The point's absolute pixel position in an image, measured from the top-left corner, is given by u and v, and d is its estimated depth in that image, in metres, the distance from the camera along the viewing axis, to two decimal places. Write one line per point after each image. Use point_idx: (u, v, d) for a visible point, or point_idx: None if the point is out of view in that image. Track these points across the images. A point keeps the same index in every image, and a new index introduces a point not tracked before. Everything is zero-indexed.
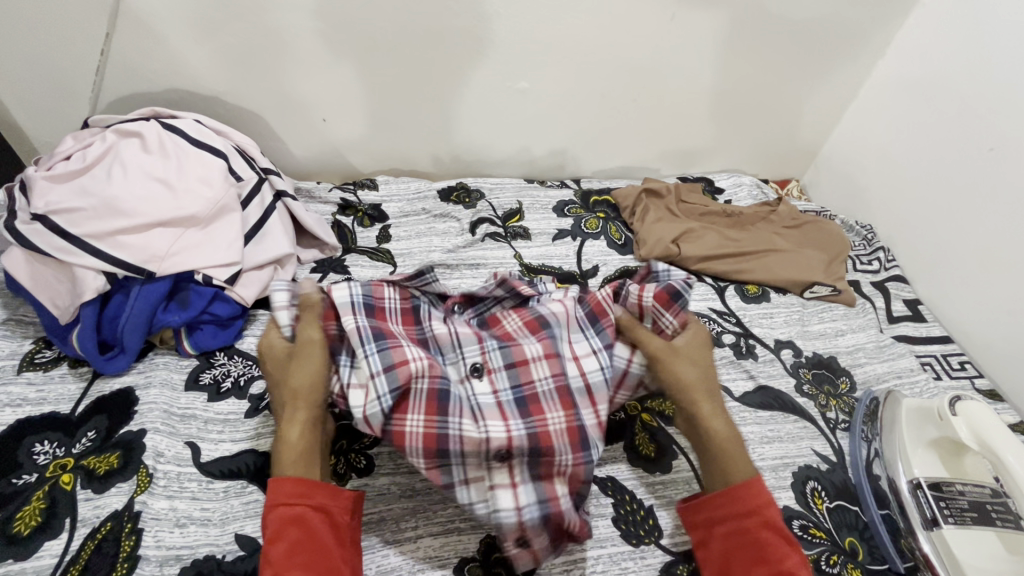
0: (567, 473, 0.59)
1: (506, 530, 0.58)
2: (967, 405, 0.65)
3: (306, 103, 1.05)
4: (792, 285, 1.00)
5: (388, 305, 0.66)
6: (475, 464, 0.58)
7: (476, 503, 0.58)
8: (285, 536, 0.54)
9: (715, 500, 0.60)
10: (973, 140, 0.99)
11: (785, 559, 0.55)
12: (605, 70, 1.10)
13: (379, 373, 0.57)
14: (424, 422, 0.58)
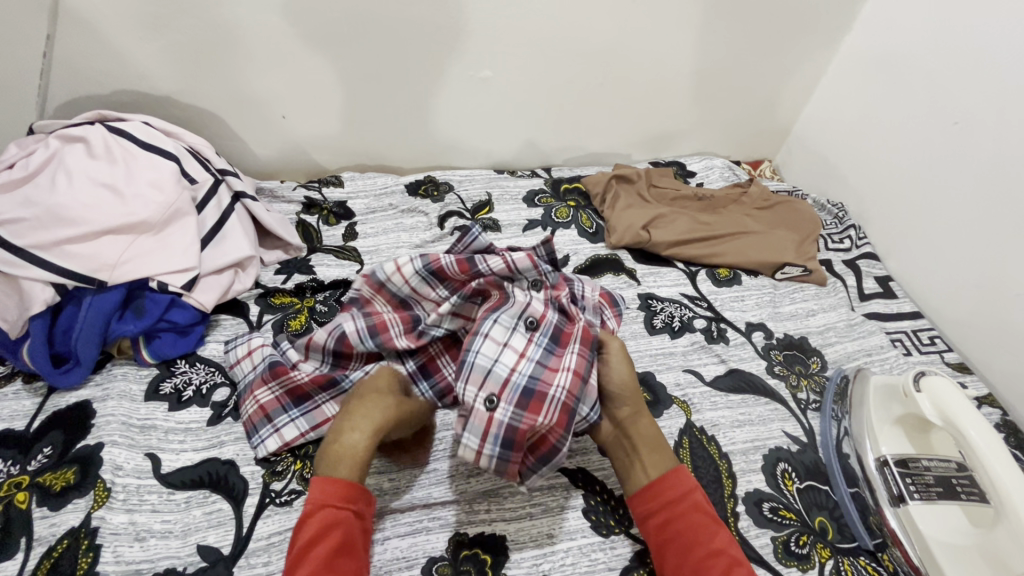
0: (569, 369, 0.62)
1: (488, 379, 0.60)
2: (931, 381, 0.65)
3: (264, 100, 1.02)
4: (763, 267, 0.99)
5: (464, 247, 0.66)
6: (506, 324, 0.63)
7: (484, 355, 0.60)
8: (323, 533, 0.54)
9: (644, 496, 0.61)
10: (939, 114, 0.98)
11: (714, 539, 0.58)
12: (570, 57, 1.08)
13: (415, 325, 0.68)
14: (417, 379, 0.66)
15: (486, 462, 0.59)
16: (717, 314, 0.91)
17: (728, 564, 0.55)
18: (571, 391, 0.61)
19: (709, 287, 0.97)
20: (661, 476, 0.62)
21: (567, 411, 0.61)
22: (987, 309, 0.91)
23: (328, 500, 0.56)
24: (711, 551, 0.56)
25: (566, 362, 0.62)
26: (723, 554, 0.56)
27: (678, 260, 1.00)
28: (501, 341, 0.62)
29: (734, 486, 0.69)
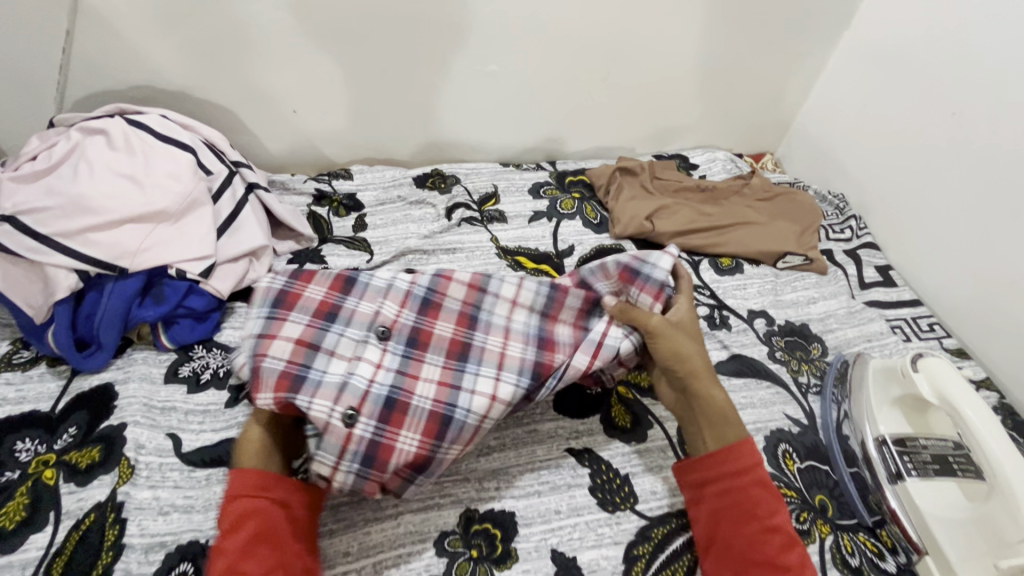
0: (430, 377, 0.65)
1: (344, 393, 0.62)
2: (929, 361, 0.67)
3: (274, 94, 1.04)
4: (764, 256, 1.01)
5: (321, 272, 0.71)
6: (354, 338, 0.67)
7: (329, 373, 0.63)
8: (242, 524, 0.53)
9: (708, 460, 0.62)
10: (938, 106, 1.00)
11: (773, 515, 0.58)
12: (575, 51, 1.10)
13: (252, 336, 0.64)
14: (272, 399, 0.59)
15: (343, 479, 0.60)
16: (719, 302, 0.93)
17: (785, 542, 0.56)
18: (438, 400, 0.63)
19: (712, 275, 0.99)
20: (726, 446, 0.62)
21: (439, 414, 0.62)
22: (985, 296, 0.93)
23: (243, 491, 0.55)
24: (768, 527, 0.57)
25: (428, 369, 0.65)
26: (781, 532, 0.57)
27: (682, 250, 1.02)
28: (350, 355, 0.65)
29: None
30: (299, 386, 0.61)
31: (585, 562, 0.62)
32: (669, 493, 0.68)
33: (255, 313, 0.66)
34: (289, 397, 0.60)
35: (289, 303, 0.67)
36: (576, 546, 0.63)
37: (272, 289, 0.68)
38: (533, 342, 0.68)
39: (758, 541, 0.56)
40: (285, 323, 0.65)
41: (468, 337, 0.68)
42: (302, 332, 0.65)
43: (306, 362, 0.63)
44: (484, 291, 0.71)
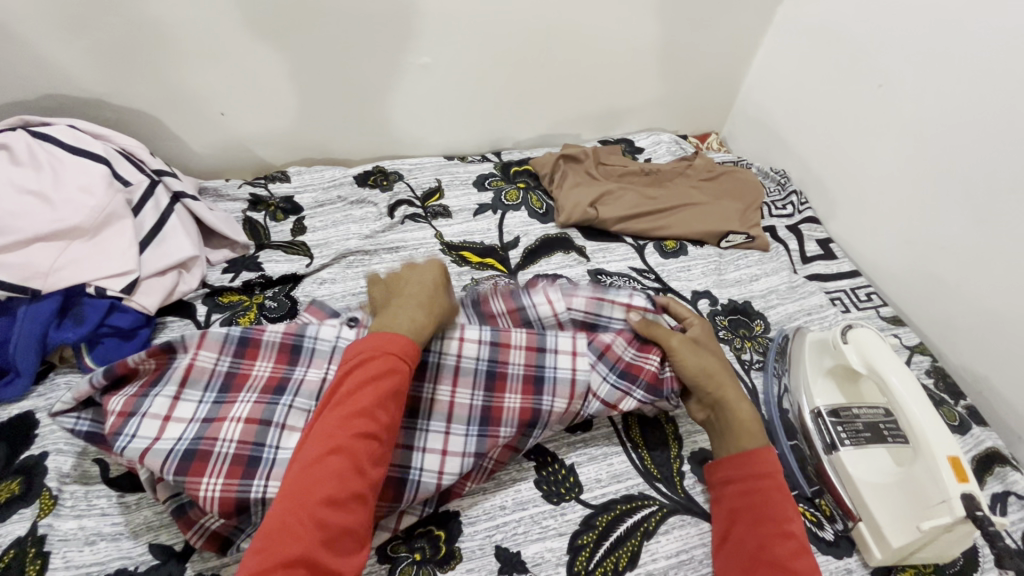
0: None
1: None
2: (859, 332, 0.68)
3: (199, 96, 1.00)
4: (707, 236, 1.02)
5: (266, 339, 0.67)
6: (304, 409, 0.63)
7: (283, 449, 0.60)
8: (392, 411, 0.55)
9: (727, 463, 0.65)
10: (866, 78, 1.02)
11: (787, 523, 0.58)
12: (510, 39, 1.08)
13: (196, 420, 0.61)
14: (222, 486, 0.56)
15: None
16: (664, 285, 0.94)
17: (795, 548, 0.56)
18: (390, 465, 0.63)
19: (657, 259, 0.99)
20: (747, 452, 0.64)
21: (395, 479, 0.62)
22: (917, 263, 0.96)
23: (342, 400, 0.54)
24: (782, 532, 0.57)
25: None
26: (794, 538, 0.57)
27: (627, 235, 1.02)
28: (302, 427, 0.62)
29: (679, 447, 0.73)
30: (252, 469, 0.58)
31: (530, 556, 0.62)
32: (613, 480, 0.69)
33: (200, 398, 0.63)
34: (241, 488, 0.57)
35: (235, 385, 0.64)
36: (520, 540, 0.63)
37: (216, 370, 0.65)
38: (481, 384, 0.69)
39: (768, 541, 0.57)
40: (233, 405, 0.63)
41: (416, 394, 0.67)
42: (249, 410, 0.62)
43: (257, 440, 0.60)
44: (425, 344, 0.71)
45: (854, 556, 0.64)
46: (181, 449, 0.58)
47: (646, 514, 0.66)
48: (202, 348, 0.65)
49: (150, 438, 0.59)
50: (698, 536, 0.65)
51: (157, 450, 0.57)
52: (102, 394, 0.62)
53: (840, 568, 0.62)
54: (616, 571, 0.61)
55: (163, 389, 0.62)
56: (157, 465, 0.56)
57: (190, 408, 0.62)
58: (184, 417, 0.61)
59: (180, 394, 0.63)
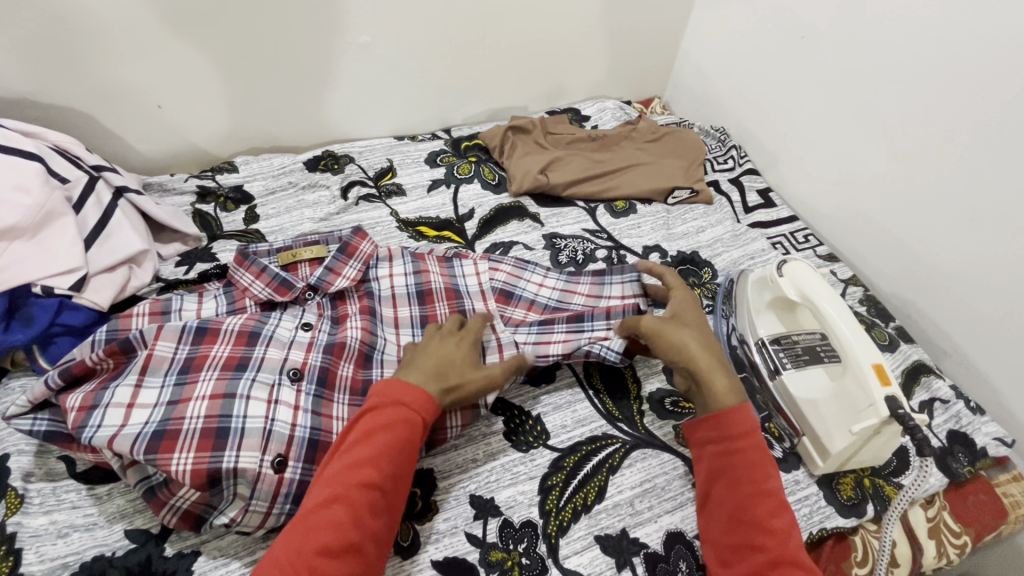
0: (343, 417, 0.66)
1: (270, 441, 0.60)
2: (791, 266, 0.73)
3: (133, 90, 0.97)
4: (655, 194, 1.06)
5: (225, 327, 0.68)
6: (267, 382, 0.64)
7: (251, 418, 0.61)
8: (399, 459, 0.56)
9: (704, 422, 0.64)
10: (791, 33, 1.07)
11: (764, 483, 0.59)
12: (449, 15, 1.08)
13: (161, 404, 0.60)
14: (193, 459, 0.57)
15: (276, 521, 0.60)
16: (616, 243, 0.98)
17: (774, 507, 0.57)
18: None
19: (608, 219, 1.02)
20: (724, 411, 0.63)
21: None
22: (848, 204, 1.02)
23: (357, 445, 0.56)
24: (762, 491, 0.58)
25: (339, 408, 0.66)
26: (773, 497, 0.58)
27: (578, 199, 1.05)
28: (267, 399, 0.63)
29: (638, 388, 0.77)
30: (222, 441, 0.59)
31: (503, 500, 0.65)
32: (578, 424, 0.72)
33: (161, 383, 0.62)
34: (213, 460, 0.57)
35: (195, 365, 0.64)
36: (493, 487, 0.66)
37: (176, 357, 0.64)
38: None
39: (748, 503, 0.58)
40: (196, 384, 0.62)
41: (367, 376, 0.70)
42: (213, 387, 0.62)
43: (224, 412, 0.60)
44: (373, 334, 0.74)
45: (801, 468, 0.69)
46: (149, 431, 0.58)
47: (610, 451, 0.70)
48: (161, 339, 0.64)
49: (117, 425, 0.58)
50: (659, 466, 0.69)
51: (126, 434, 0.57)
52: (58, 394, 0.62)
53: (788, 479, 0.68)
54: (585, 505, 0.65)
55: (124, 378, 0.61)
56: (126, 448, 0.56)
57: (153, 393, 0.61)
58: (148, 402, 0.60)
59: (142, 382, 0.62)
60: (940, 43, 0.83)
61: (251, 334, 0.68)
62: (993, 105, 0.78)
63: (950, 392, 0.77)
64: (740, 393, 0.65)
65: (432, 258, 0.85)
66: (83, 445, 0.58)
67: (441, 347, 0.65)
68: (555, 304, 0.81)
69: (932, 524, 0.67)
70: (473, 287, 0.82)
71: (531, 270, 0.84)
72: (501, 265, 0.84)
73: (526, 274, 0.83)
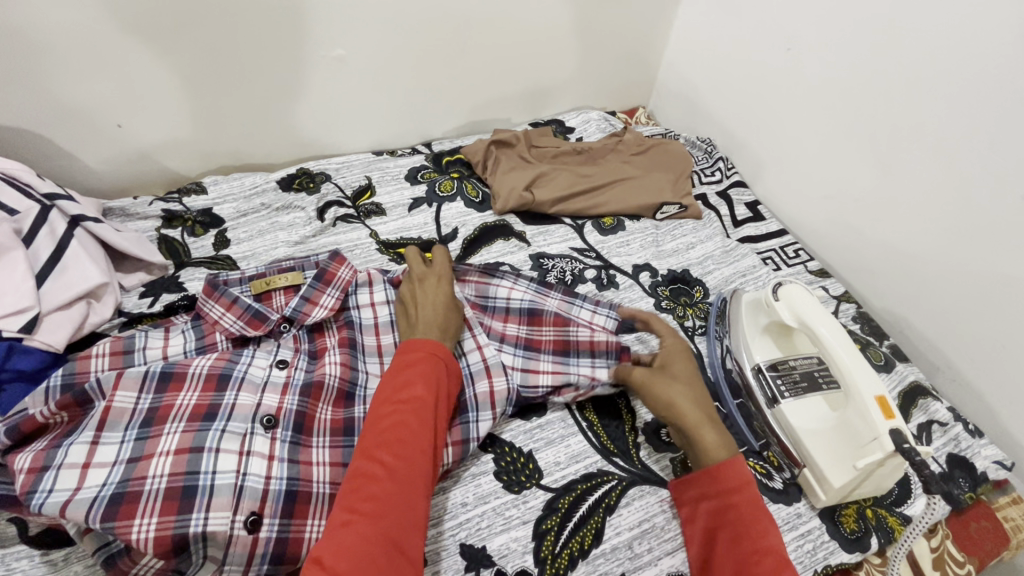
0: (323, 462, 0.62)
1: (242, 498, 0.56)
2: (788, 289, 0.71)
3: (91, 108, 0.91)
4: (643, 210, 1.03)
5: (192, 371, 0.62)
6: (238, 432, 0.59)
7: (221, 474, 0.56)
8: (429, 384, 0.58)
9: (694, 485, 0.62)
10: (774, 43, 1.05)
11: (763, 537, 0.54)
12: (426, 26, 1.04)
13: (121, 462, 0.55)
14: (157, 525, 0.52)
15: None
16: (605, 262, 0.95)
17: (773, 565, 0.52)
18: (334, 485, 0.61)
19: (596, 237, 1.00)
20: (712, 469, 0.60)
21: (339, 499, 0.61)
22: (837, 217, 1.01)
23: (396, 373, 0.58)
24: (759, 548, 0.54)
25: (318, 454, 0.62)
26: (770, 554, 0.53)
27: (565, 216, 1.02)
28: (239, 450, 0.58)
29: (633, 419, 0.74)
30: (189, 501, 0.54)
31: (495, 548, 0.61)
32: (572, 460, 0.69)
33: (121, 438, 0.57)
34: (179, 526, 0.53)
35: (159, 417, 0.59)
36: (484, 534, 0.62)
37: (137, 409, 0.59)
38: None
39: (745, 562, 0.54)
40: (160, 438, 0.57)
41: (348, 416, 0.66)
42: (179, 440, 0.57)
43: (191, 468, 0.56)
44: (354, 370, 0.70)
45: (802, 500, 0.67)
46: (106, 494, 0.53)
47: (606, 489, 0.67)
48: (120, 388, 0.59)
49: (70, 489, 0.53)
50: (657, 504, 0.66)
51: (80, 500, 0.52)
52: (6, 454, 0.56)
53: (790, 513, 0.66)
54: (582, 550, 0.62)
55: (80, 435, 0.56)
56: (81, 515, 0.52)
57: (111, 450, 0.56)
58: (106, 461, 0.55)
59: (99, 438, 0.56)
60: (928, 56, 0.82)
61: (221, 377, 0.63)
62: (981, 117, 0.77)
63: (948, 414, 0.76)
64: (733, 446, 0.62)
65: None
66: (32, 512, 0.53)
67: (430, 301, 0.69)
68: (529, 310, 0.76)
69: (936, 554, 0.65)
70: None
71: (500, 276, 0.79)
72: (469, 274, 0.80)
73: (495, 280, 0.79)
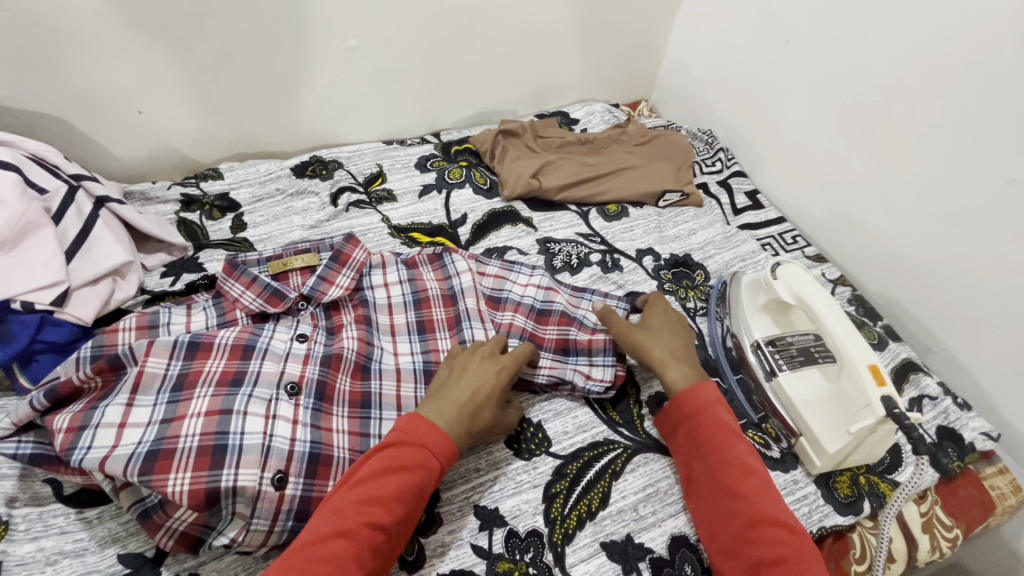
0: (343, 429, 0.65)
1: (269, 457, 0.59)
2: (786, 268, 0.74)
3: (112, 95, 0.94)
4: (645, 198, 1.07)
5: (218, 340, 0.65)
6: (264, 397, 0.62)
7: (249, 434, 0.59)
8: (410, 505, 0.55)
9: (666, 414, 0.67)
10: (774, 37, 1.09)
11: (732, 448, 0.61)
12: (437, 18, 1.07)
13: (154, 423, 0.58)
14: (190, 479, 0.56)
15: (278, 538, 0.59)
16: (610, 247, 0.98)
17: (743, 469, 0.60)
18: (354, 449, 0.64)
19: (600, 223, 1.03)
20: (680, 393, 0.66)
21: None
22: (833, 205, 1.04)
23: (413, 427, 0.58)
24: (728, 459, 0.61)
25: (338, 421, 0.65)
26: (738, 462, 0.60)
27: (571, 204, 1.06)
28: (264, 414, 0.61)
29: (638, 394, 0.77)
30: (219, 459, 0.57)
31: (507, 510, 0.64)
32: (579, 430, 0.72)
33: (154, 401, 0.60)
34: (211, 481, 0.56)
35: (188, 382, 0.62)
36: (496, 497, 0.65)
37: (168, 374, 0.62)
38: (422, 378, 0.72)
39: (719, 472, 0.60)
40: (191, 401, 0.60)
41: (365, 387, 0.69)
42: (208, 403, 0.60)
43: (221, 429, 0.59)
44: (370, 344, 0.72)
45: (798, 468, 0.71)
46: (142, 451, 0.56)
47: (612, 456, 0.70)
48: (151, 355, 0.62)
49: (108, 446, 0.56)
50: (661, 470, 0.69)
51: (118, 456, 0.56)
52: (44, 416, 0.59)
53: (787, 479, 0.69)
54: (590, 512, 0.65)
55: (115, 397, 0.59)
56: (119, 470, 0.55)
57: (145, 412, 0.59)
58: (140, 421, 0.58)
59: (133, 401, 0.59)
60: (921, 47, 0.85)
61: (245, 348, 0.66)
62: (973, 106, 0.80)
63: (938, 389, 0.79)
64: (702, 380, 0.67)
65: (425, 263, 0.84)
66: (72, 468, 0.56)
67: (471, 384, 0.63)
68: (540, 308, 0.79)
69: (925, 519, 0.69)
70: (466, 284, 0.79)
71: (517, 271, 0.83)
72: (489, 268, 0.84)
73: (513, 275, 0.83)
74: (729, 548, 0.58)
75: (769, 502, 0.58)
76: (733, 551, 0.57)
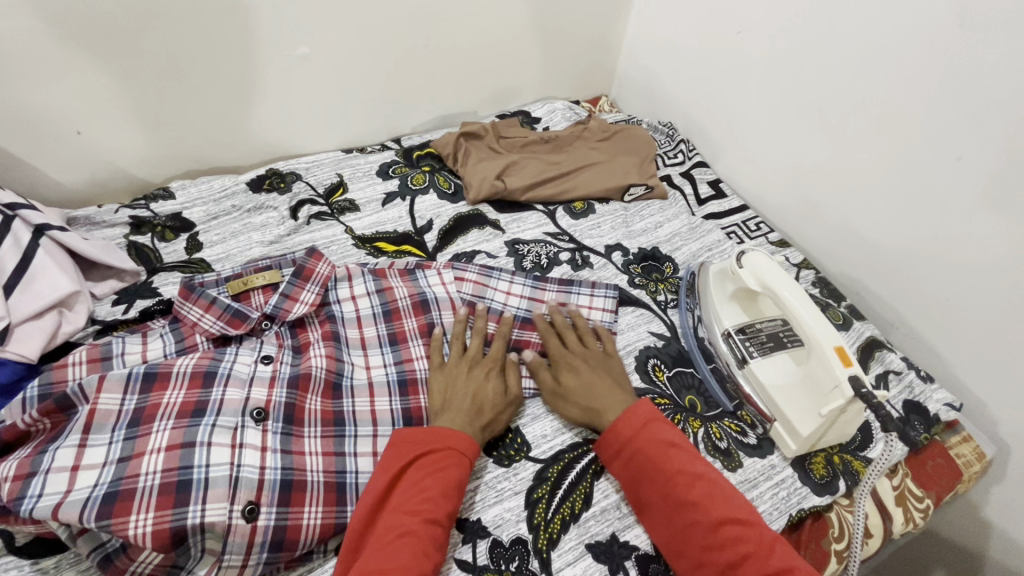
0: (316, 451, 0.63)
1: (239, 488, 0.56)
2: (750, 256, 0.75)
3: (47, 117, 0.89)
4: (610, 193, 1.07)
5: (176, 369, 0.62)
6: (229, 425, 0.60)
7: (215, 466, 0.57)
8: (455, 501, 0.58)
9: (604, 441, 0.65)
10: (726, 28, 1.10)
11: (669, 461, 0.61)
12: (391, 22, 1.05)
13: (111, 462, 0.55)
14: (154, 519, 0.53)
15: (253, 571, 0.56)
16: (578, 244, 0.98)
17: (687, 480, 0.59)
18: (329, 470, 0.62)
19: (568, 221, 1.02)
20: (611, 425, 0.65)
21: (336, 484, 0.62)
22: (793, 190, 1.07)
23: (436, 435, 0.62)
24: (671, 474, 0.60)
25: (310, 442, 0.63)
26: (683, 472, 0.59)
27: (537, 203, 1.05)
28: (231, 443, 0.59)
29: None
30: (184, 495, 0.54)
31: (490, 519, 0.63)
32: (558, 432, 0.72)
33: (109, 440, 0.57)
34: (178, 519, 0.53)
35: (146, 416, 0.59)
36: (478, 507, 0.64)
37: (124, 410, 0.59)
38: (397, 392, 0.70)
39: (668, 488, 0.59)
40: (149, 436, 0.57)
41: (337, 406, 0.67)
42: (169, 437, 0.57)
43: (184, 463, 0.56)
44: (339, 360, 0.70)
45: (775, 453, 0.72)
46: (99, 494, 0.53)
47: (593, 456, 0.70)
48: (103, 391, 0.58)
49: (61, 492, 0.53)
50: None
51: (73, 501, 0.52)
52: None
53: (765, 465, 0.70)
54: (573, 514, 0.65)
55: (66, 439, 0.56)
56: (75, 516, 0.52)
57: (101, 451, 0.56)
58: (95, 462, 0.55)
59: (87, 441, 0.56)
60: (865, 33, 0.87)
61: (206, 375, 0.63)
62: (919, 89, 0.83)
63: (902, 364, 0.81)
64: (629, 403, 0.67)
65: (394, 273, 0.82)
66: (23, 518, 0.53)
67: (469, 391, 0.68)
68: (524, 315, 0.80)
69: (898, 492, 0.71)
70: (440, 295, 0.79)
71: (497, 277, 0.83)
72: (467, 273, 0.83)
73: (493, 280, 0.82)
74: (696, 558, 0.56)
75: (722, 500, 0.57)
76: (700, 560, 0.56)
